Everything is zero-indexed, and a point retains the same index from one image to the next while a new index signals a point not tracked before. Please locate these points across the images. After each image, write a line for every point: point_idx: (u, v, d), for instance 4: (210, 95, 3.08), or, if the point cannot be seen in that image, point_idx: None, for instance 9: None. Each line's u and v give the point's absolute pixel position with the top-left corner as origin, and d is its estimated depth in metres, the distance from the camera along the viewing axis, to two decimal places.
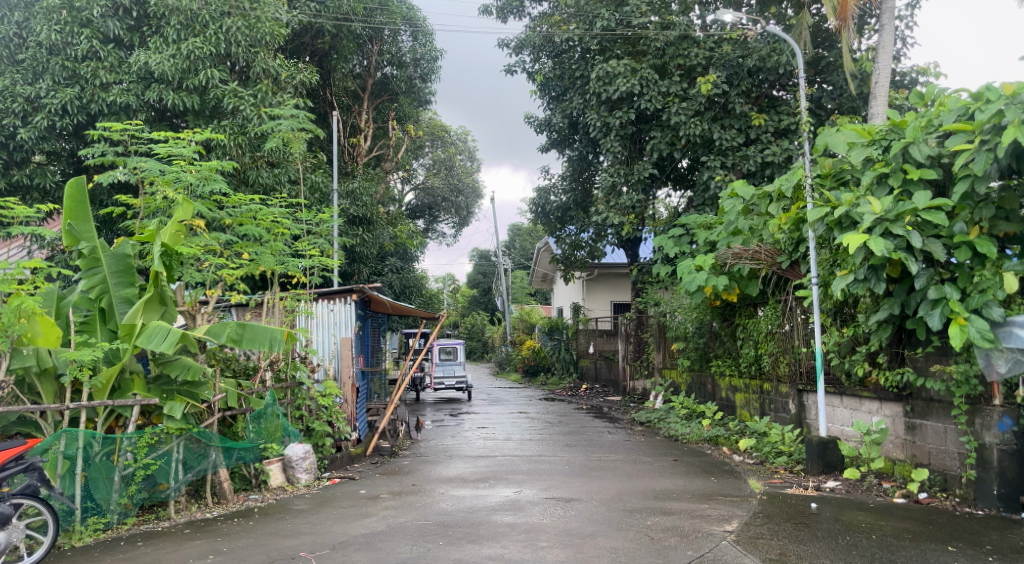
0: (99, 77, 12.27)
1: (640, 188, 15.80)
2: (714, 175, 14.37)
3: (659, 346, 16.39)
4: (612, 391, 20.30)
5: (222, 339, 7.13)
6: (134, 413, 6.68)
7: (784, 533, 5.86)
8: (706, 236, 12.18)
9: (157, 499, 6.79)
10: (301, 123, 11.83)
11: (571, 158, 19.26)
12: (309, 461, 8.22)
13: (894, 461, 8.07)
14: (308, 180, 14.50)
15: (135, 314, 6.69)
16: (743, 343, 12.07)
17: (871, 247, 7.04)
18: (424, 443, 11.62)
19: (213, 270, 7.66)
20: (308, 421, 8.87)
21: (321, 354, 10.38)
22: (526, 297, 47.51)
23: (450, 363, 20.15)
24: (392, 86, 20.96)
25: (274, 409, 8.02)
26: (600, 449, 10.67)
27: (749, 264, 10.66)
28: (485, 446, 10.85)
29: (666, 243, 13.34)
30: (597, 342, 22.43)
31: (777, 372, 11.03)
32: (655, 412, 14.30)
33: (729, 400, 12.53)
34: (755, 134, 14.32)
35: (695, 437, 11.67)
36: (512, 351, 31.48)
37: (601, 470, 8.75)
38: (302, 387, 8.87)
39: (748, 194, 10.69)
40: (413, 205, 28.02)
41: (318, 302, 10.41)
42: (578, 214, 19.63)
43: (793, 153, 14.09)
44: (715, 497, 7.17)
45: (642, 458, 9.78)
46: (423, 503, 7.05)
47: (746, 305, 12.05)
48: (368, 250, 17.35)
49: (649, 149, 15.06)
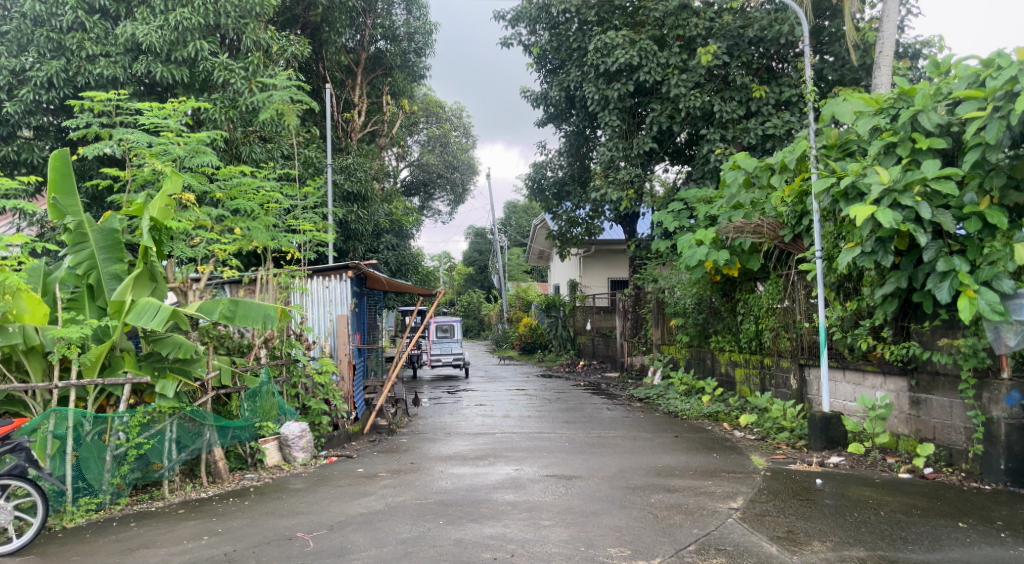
0: (84, 48, 11.98)
1: (638, 162, 15.57)
2: (714, 148, 14.14)
3: (658, 323, 16.27)
4: (610, 368, 20.22)
5: (215, 316, 6.99)
6: (126, 391, 6.50)
7: (791, 510, 5.75)
8: (707, 210, 11.99)
9: (151, 478, 6.68)
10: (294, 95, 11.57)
11: (568, 133, 18.99)
12: (305, 440, 8.11)
13: (899, 436, 7.96)
14: (302, 156, 14.24)
15: (124, 290, 6.50)
16: (744, 319, 11.92)
17: (879, 218, 6.90)
18: (421, 420, 11.50)
19: (205, 246, 7.46)
20: (304, 399, 8.75)
21: (317, 331, 10.22)
22: (522, 275, 47.31)
23: (447, 341, 20.01)
24: (387, 61, 20.62)
25: (268, 387, 7.94)
26: (600, 425, 10.56)
27: (752, 237, 10.54)
28: (484, 423, 10.73)
29: (666, 218, 13.14)
30: (594, 319, 22.30)
31: (778, 347, 10.90)
32: (654, 388, 14.21)
33: (729, 376, 12.42)
34: (756, 106, 14.07)
35: (695, 413, 11.56)
36: (509, 328, 31.39)
37: (602, 447, 8.64)
38: (297, 365, 8.73)
39: (751, 166, 10.49)
40: (408, 182, 27.73)
41: (313, 278, 10.24)
42: (575, 189, 19.45)
43: (795, 127, 13.86)
44: (718, 473, 7.07)
45: (643, 434, 9.68)
46: (422, 482, 6.93)
47: (746, 280, 11.88)
48: (363, 227, 17.13)
49: (648, 122, 14.81)
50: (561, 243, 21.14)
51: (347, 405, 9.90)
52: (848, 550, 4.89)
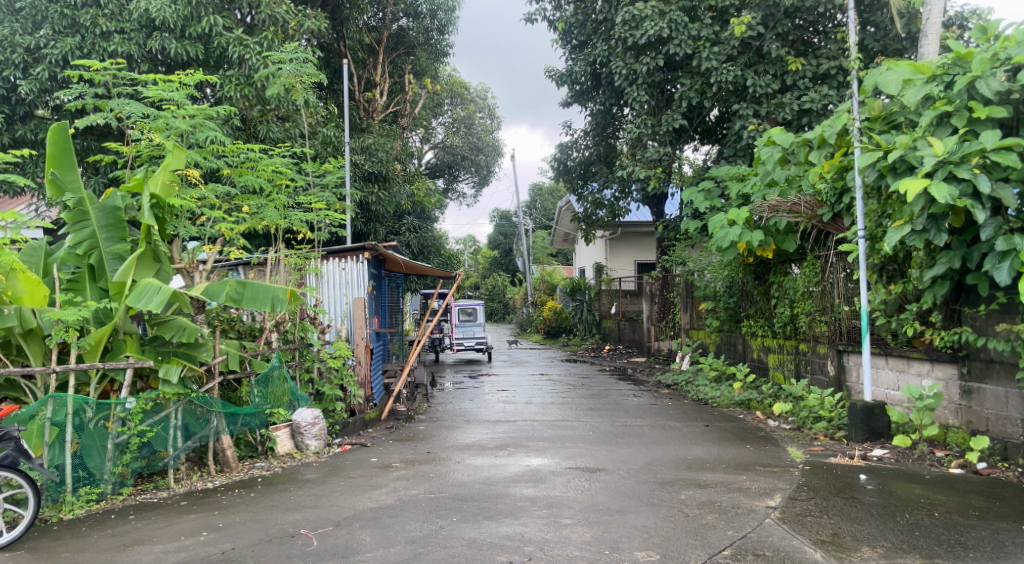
0: (98, 25, 11.75)
1: (668, 140, 14.99)
2: (746, 124, 13.54)
3: (686, 306, 15.76)
4: (636, 352, 19.75)
5: (221, 299, 6.67)
6: (128, 377, 6.20)
7: (834, 510, 5.28)
8: (739, 189, 11.44)
9: (156, 467, 6.41)
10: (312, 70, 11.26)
11: (594, 111, 18.43)
12: (318, 427, 7.78)
13: (948, 428, 7.42)
14: (321, 135, 13.89)
15: (126, 271, 6.21)
16: (778, 302, 11.38)
17: (933, 193, 6.35)
18: (441, 406, 11.15)
19: (212, 225, 7.13)
20: (318, 384, 8.46)
21: (333, 314, 9.91)
22: (547, 258, 46.78)
23: (470, 325, 19.66)
24: (409, 40, 20.17)
25: (280, 372, 7.64)
26: (626, 413, 10.14)
27: (787, 218, 10.19)
28: (505, 409, 10.35)
29: (695, 197, 12.58)
30: (620, 302, 21.78)
31: (815, 332, 10.36)
32: (683, 374, 13.72)
33: (763, 362, 11.89)
34: (792, 80, 13.38)
35: (726, 401, 11.06)
36: (534, 312, 30.98)
37: (627, 437, 8.22)
38: (312, 349, 8.43)
39: (787, 142, 9.90)
40: (432, 164, 27.34)
41: (329, 260, 9.93)
42: (602, 169, 18.90)
43: (834, 100, 13.15)
44: (753, 467, 6.61)
45: (671, 423, 9.23)
46: (437, 473, 6.57)
47: (781, 262, 11.31)
48: (384, 208, 16.78)
49: (678, 98, 14.25)
50: (586, 225, 20.75)
51: (363, 390, 9.56)
52: (902, 558, 4.43)
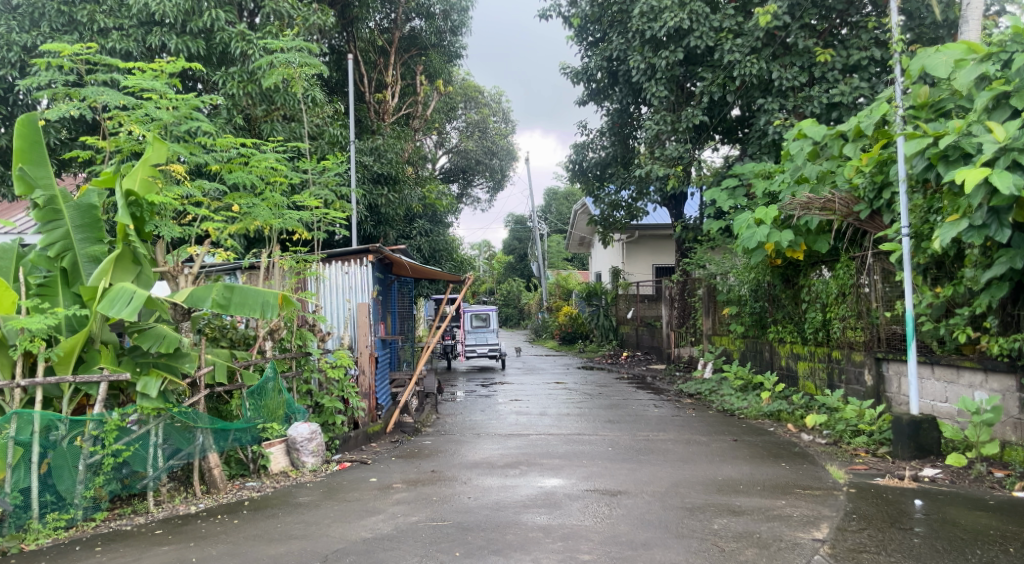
0: (97, 21, 11.31)
1: (688, 137, 14.35)
2: (772, 119, 12.89)
3: (708, 311, 15.09)
4: (655, 359, 19.06)
5: (207, 304, 6.13)
6: (101, 391, 5.65)
7: (893, 545, 4.63)
8: (766, 186, 10.76)
9: (133, 490, 5.84)
10: (315, 63, 10.73)
11: (611, 110, 17.79)
12: (316, 443, 7.24)
13: (1007, 446, 6.71)
14: (328, 134, 13.36)
15: (100, 275, 5.66)
16: (808, 307, 10.71)
17: (996, 182, 5.69)
18: (450, 417, 10.56)
19: (198, 224, 6.60)
20: (317, 397, 7.87)
21: (335, 321, 9.37)
22: (563, 263, 46.10)
23: (482, 331, 18.94)
24: (421, 41, 19.67)
25: (275, 383, 7.08)
26: (648, 426, 9.49)
27: (820, 216, 9.44)
28: (518, 422, 9.72)
29: (719, 195, 11.90)
30: (638, 307, 21.12)
31: (850, 338, 9.68)
32: (706, 383, 13.03)
33: (792, 370, 11.21)
34: (820, 72, 12.65)
35: (753, 412, 10.37)
36: (549, 317, 30.35)
37: (649, 453, 7.57)
38: (311, 358, 7.88)
39: (819, 134, 9.23)
40: (446, 169, 26.80)
41: (331, 264, 9.25)
42: (619, 170, 18.28)
43: (866, 92, 12.39)
44: (792, 490, 5.95)
45: (696, 437, 8.57)
46: (441, 496, 5.97)
47: (811, 264, 10.63)
48: (394, 211, 16.21)
49: (699, 93, 13.60)
50: (603, 228, 20.15)
51: (367, 401, 9.00)
52: None
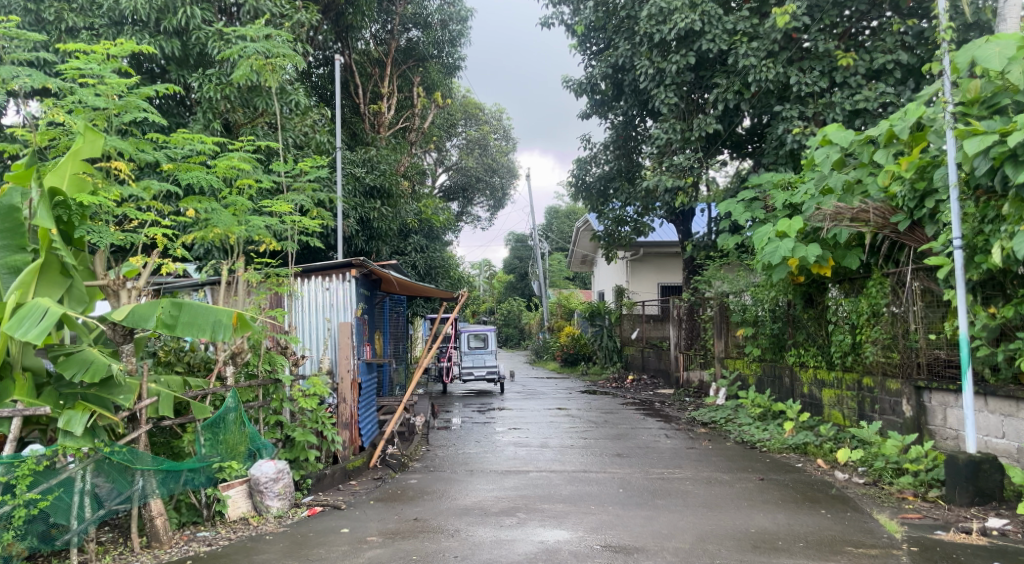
0: (65, 19, 10.44)
1: (700, 147, 13.50)
2: (790, 127, 11.99)
3: (720, 332, 14.15)
4: (663, 383, 18.07)
5: (152, 324, 5.19)
6: (13, 427, 4.72)
7: None
8: (787, 197, 9.87)
9: (53, 547, 4.86)
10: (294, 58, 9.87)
11: (615, 123, 17.02)
12: (282, 483, 6.28)
13: None
14: (314, 141, 12.52)
15: (19, 289, 4.74)
16: (834, 328, 9.79)
17: None
18: (442, 449, 9.59)
19: (141, 230, 5.70)
20: (288, 429, 6.93)
21: (311, 343, 8.47)
22: (564, 282, 45.13)
23: (480, 352, 18.08)
24: (418, 52, 18.92)
25: (236, 415, 6.16)
26: (660, 461, 8.52)
27: (850, 228, 8.53)
28: (516, 455, 8.75)
29: (734, 207, 10.99)
30: (644, 328, 20.20)
31: (885, 364, 8.74)
32: (720, 411, 12.05)
33: (816, 398, 10.26)
34: (842, 77, 11.77)
35: (776, 444, 9.39)
36: (550, 338, 29.40)
37: (666, 497, 6.60)
38: (281, 385, 6.99)
39: (847, 140, 8.35)
40: (446, 186, 25.94)
41: (309, 279, 8.54)
42: (623, 185, 17.43)
43: (892, 99, 11.50)
44: (841, 549, 5.00)
45: (717, 475, 7.59)
46: (423, 555, 5.02)
47: (838, 281, 9.70)
48: (387, 225, 15.07)
49: (712, 99, 12.78)
50: (607, 244, 19.30)
51: (348, 433, 8.00)
52: None
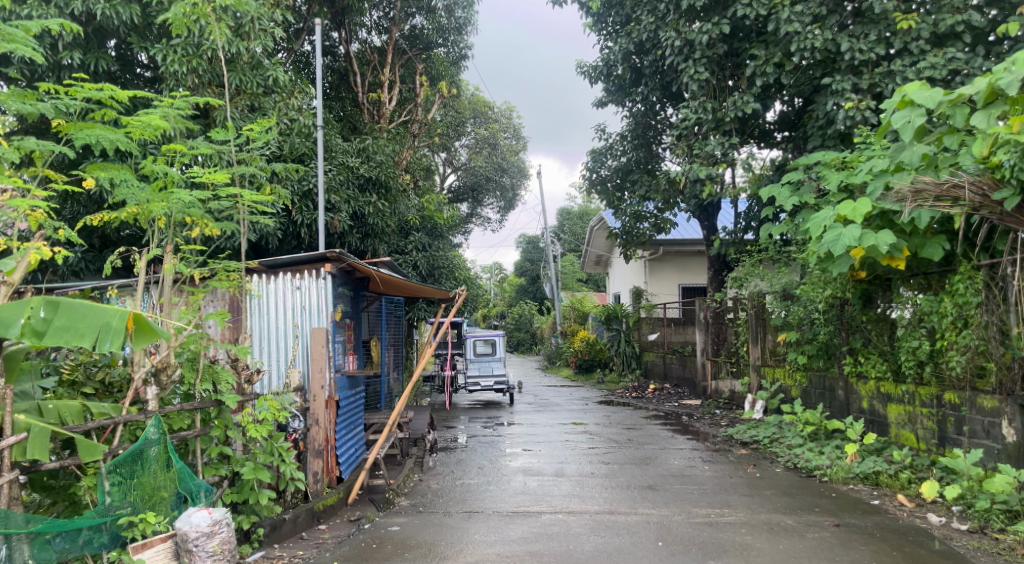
0: None
1: (734, 131, 11.93)
2: (842, 102, 10.44)
3: (756, 337, 12.50)
4: (687, 391, 16.49)
5: (15, 332, 3.79)
6: None
7: None
8: (844, 178, 8.31)
9: None
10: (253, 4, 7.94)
11: (633, 111, 15.52)
12: (219, 540, 4.76)
13: None
14: (298, 126, 10.97)
15: None
16: (904, 333, 8.21)
17: None
18: (438, 477, 8.08)
19: (8, 204, 4.30)
20: (235, 463, 5.45)
21: (274, 353, 6.98)
22: (577, 285, 43.48)
23: (487, 359, 16.52)
24: (423, 40, 17.28)
25: (157, 451, 4.77)
26: (702, 497, 6.97)
27: (934, 209, 6.99)
28: (526, 489, 7.23)
29: (777, 192, 9.36)
30: (665, 332, 18.62)
31: (976, 377, 7.20)
32: (762, 428, 10.47)
33: (880, 415, 8.67)
34: (902, 42, 10.16)
35: (839, 472, 7.80)
36: (563, 342, 27.83)
37: (721, 557, 5.11)
38: (225, 408, 5.47)
39: (934, 100, 6.70)
40: (454, 187, 24.56)
41: (278, 275, 7.10)
42: (642, 177, 15.68)
43: (962, 66, 9.81)
44: None
45: (779, 519, 6.04)
46: None
47: (909, 276, 8.15)
48: (385, 221, 13.47)
49: (749, 74, 11.26)
50: (624, 242, 17.72)
51: (321, 463, 6.51)
52: None
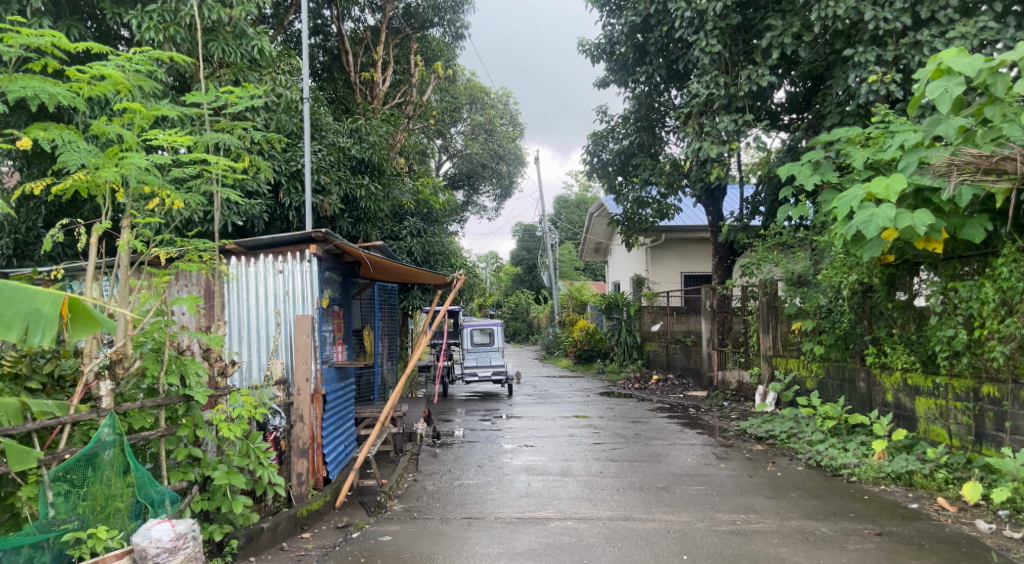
0: None
1: (747, 108, 11.26)
2: (865, 75, 9.81)
3: (768, 326, 11.86)
4: (692, 382, 15.88)
5: None
6: None
7: None
8: (871, 154, 7.70)
9: None
10: None
11: (636, 92, 14.73)
12: (183, 556, 4.14)
13: None
14: (285, 101, 10.23)
15: None
16: (936, 321, 7.60)
17: None
18: (434, 476, 7.47)
19: None
20: (207, 467, 4.82)
21: (254, 343, 6.34)
22: (573, 274, 42.84)
23: (485, 349, 15.87)
24: (418, 19, 16.51)
25: (111, 453, 4.14)
26: (723, 499, 6.37)
27: (977, 185, 6.37)
28: (530, 490, 6.64)
29: (797, 170, 8.68)
30: (668, 321, 17.99)
31: (1019, 370, 6.61)
32: (777, 422, 9.88)
33: (907, 410, 8.07)
34: (928, 11, 9.49)
35: (868, 472, 7.25)
36: (561, 332, 27.21)
37: None
38: (195, 404, 4.83)
39: (974, 68, 6.05)
40: (450, 174, 23.83)
41: (259, 258, 6.45)
42: (647, 160, 14.98)
43: (994, 37, 9.07)
44: None
45: (812, 527, 5.46)
46: None
47: (944, 260, 7.54)
48: (378, 205, 12.78)
49: (765, 46, 10.60)
50: (626, 228, 17.06)
51: (306, 464, 5.88)
52: None
